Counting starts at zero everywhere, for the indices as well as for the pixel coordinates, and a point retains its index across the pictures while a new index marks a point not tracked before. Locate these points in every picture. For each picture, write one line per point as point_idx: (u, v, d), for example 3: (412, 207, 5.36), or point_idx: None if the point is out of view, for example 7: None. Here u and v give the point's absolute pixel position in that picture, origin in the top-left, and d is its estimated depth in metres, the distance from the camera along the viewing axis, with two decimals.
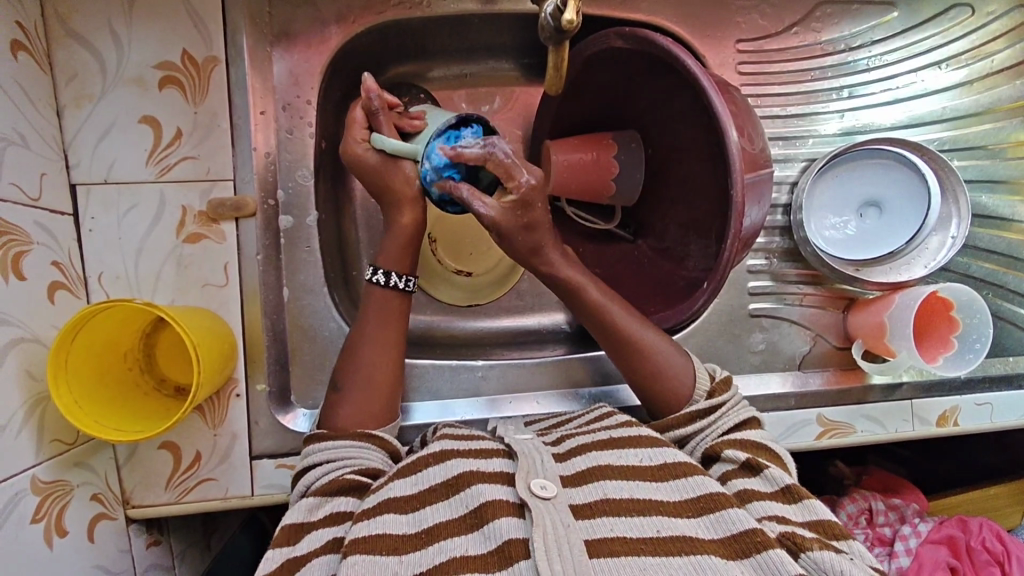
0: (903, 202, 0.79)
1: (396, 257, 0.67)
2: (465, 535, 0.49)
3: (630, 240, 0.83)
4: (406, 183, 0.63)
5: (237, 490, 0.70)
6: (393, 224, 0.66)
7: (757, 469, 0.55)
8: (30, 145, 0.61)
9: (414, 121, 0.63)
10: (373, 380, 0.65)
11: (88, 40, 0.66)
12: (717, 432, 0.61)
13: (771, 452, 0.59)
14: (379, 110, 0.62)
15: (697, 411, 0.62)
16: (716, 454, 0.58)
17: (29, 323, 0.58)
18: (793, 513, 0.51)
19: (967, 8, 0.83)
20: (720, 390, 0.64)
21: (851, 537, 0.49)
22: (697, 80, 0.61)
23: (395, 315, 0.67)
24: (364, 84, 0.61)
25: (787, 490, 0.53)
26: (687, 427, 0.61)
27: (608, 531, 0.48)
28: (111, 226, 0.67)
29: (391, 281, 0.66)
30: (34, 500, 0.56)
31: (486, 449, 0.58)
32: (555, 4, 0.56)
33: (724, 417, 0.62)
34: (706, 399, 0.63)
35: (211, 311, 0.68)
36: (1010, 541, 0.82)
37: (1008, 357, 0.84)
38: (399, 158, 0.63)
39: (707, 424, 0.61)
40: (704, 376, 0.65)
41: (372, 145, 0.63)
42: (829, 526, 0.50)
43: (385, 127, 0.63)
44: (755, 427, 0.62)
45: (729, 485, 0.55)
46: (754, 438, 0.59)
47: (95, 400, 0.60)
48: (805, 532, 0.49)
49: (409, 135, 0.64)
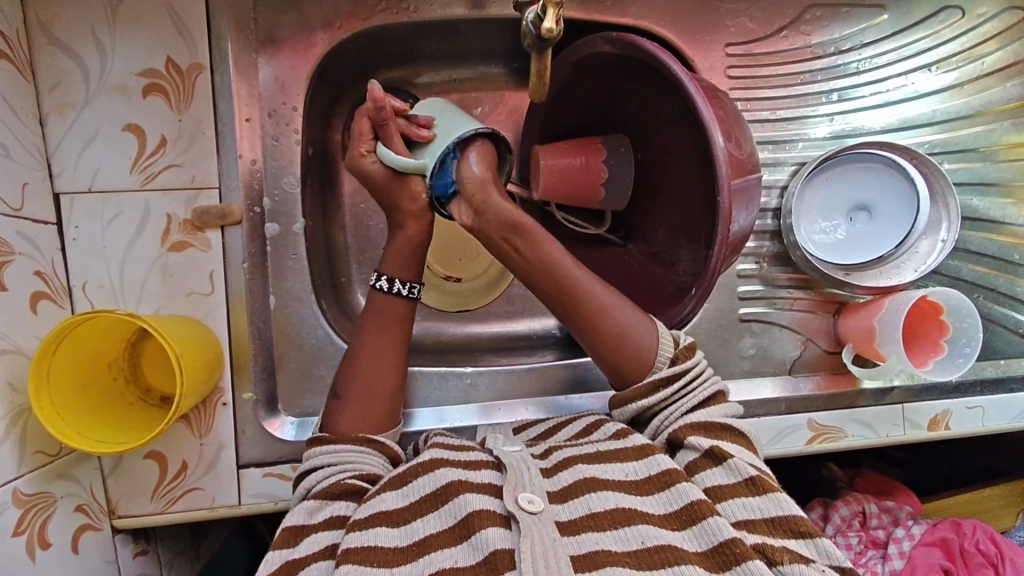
0: (892, 205, 0.78)
1: (398, 263, 0.66)
2: (453, 547, 0.49)
3: (620, 244, 0.83)
4: (412, 200, 0.64)
5: (223, 500, 0.69)
6: (398, 234, 0.66)
7: (720, 459, 0.54)
8: (12, 155, 0.60)
9: (422, 130, 0.63)
10: (364, 392, 0.64)
11: (71, 47, 0.66)
12: (680, 409, 0.60)
13: (736, 433, 0.58)
14: (387, 119, 0.61)
15: (658, 380, 0.61)
16: (679, 440, 0.58)
17: (10, 334, 0.57)
18: (757, 509, 0.51)
19: (958, 10, 0.83)
20: (684, 356, 0.62)
21: (818, 533, 0.49)
22: (682, 84, 0.60)
23: (397, 321, 0.66)
24: (370, 92, 0.60)
25: (751, 481, 0.52)
26: (650, 399, 0.61)
27: (594, 545, 0.48)
28: (95, 234, 0.67)
29: (393, 288, 0.66)
30: (15, 512, 0.55)
31: (474, 461, 0.58)
32: (537, 12, 0.56)
33: (688, 386, 0.61)
34: (670, 365, 0.62)
35: (196, 320, 0.68)
36: (1004, 544, 0.82)
37: (1000, 360, 0.83)
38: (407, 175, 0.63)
39: (670, 395, 0.61)
40: (668, 340, 0.63)
41: (378, 158, 0.63)
42: (796, 524, 0.50)
43: (392, 139, 0.63)
44: (719, 404, 0.61)
45: (697, 480, 0.54)
46: (718, 420, 0.59)
47: (77, 411, 0.59)
48: (770, 540, 0.49)
49: (416, 145, 0.64)
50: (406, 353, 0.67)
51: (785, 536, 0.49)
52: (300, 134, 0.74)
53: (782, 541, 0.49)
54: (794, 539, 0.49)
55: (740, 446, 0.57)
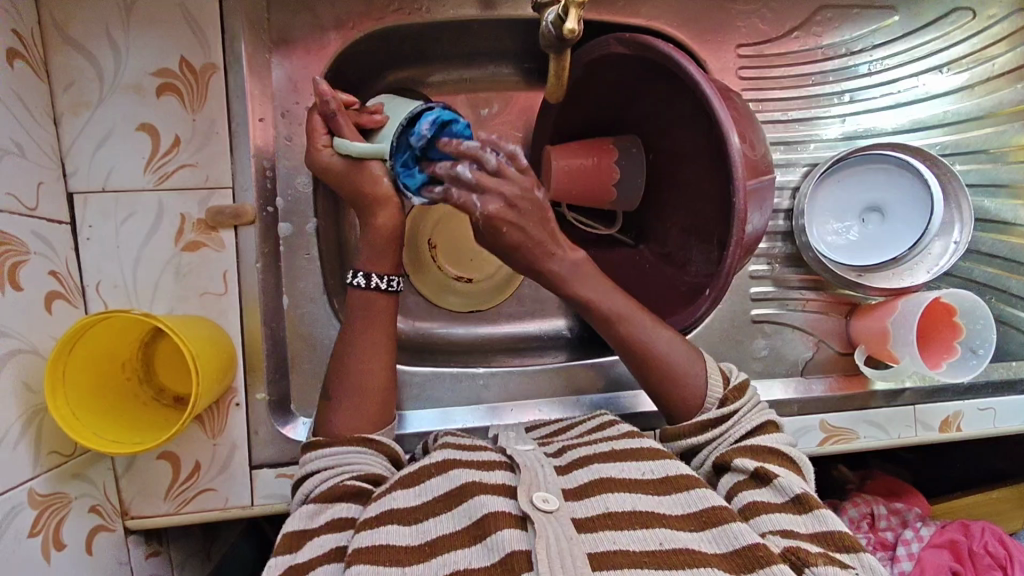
0: (904, 206, 0.78)
1: (377, 257, 0.66)
2: (465, 549, 0.49)
3: (631, 245, 0.83)
4: (374, 182, 0.63)
5: (236, 500, 0.69)
6: (369, 225, 0.66)
7: (767, 478, 0.54)
8: (26, 153, 0.60)
9: (374, 116, 0.62)
10: (364, 390, 0.64)
11: (85, 46, 0.65)
12: (729, 441, 0.59)
13: (784, 456, 0.58)
14: (336, 112, 0.61)
15: (709, 420, 0.61)
16: (727, 463, 0.57)
17: (24, 334, 0.57)
18: (803, 524, 0.51)
19: (969, 11, 0.83)
20: (734, 397, 0.62)
21: (863, 549, 0.49)
22: (699, 86, 0.60)
23: (384, 319, 0.66)
24: (318, 88, 0.61)
25: (798, 499, 0.52)
26: (699, 437, 0.60)
27: (611, 544, 0.48)
28: (108, 234, 0.66)
29: (370, 282, 0.65)
30: (31, 513, 0.55)
31: (484, 461, 0.58)
32: (557, 12, 0.56)
33: (737, 425, 0.60)
34: (719, 406, 0.62)
35: (209, 320, 0.68)
36: (1013, 545, 0.82)
37: (1010, 362, 0.83)
38: (366, 159, 0.62)
39: (720, 432, 0.60)
40: (717, 379, 0.63)
41: (336, 151, 0.63)
42: (840, 539, 0.49)
43: (345, 128, 0.62)
44: (769, 433, 0.60)
45: (739, 496, 0.54)
46: (768, 444, 0.58)
47: (92, 411, 0.59)
48: (812, 547, 0.49)
49: (371, 132, 0.63)
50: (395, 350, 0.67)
51: (830, 549, 0.49)
52: None
53: (825, 551, 0.49)
54: (840, 553, 0.49)
55: (786, 469, 0.57)
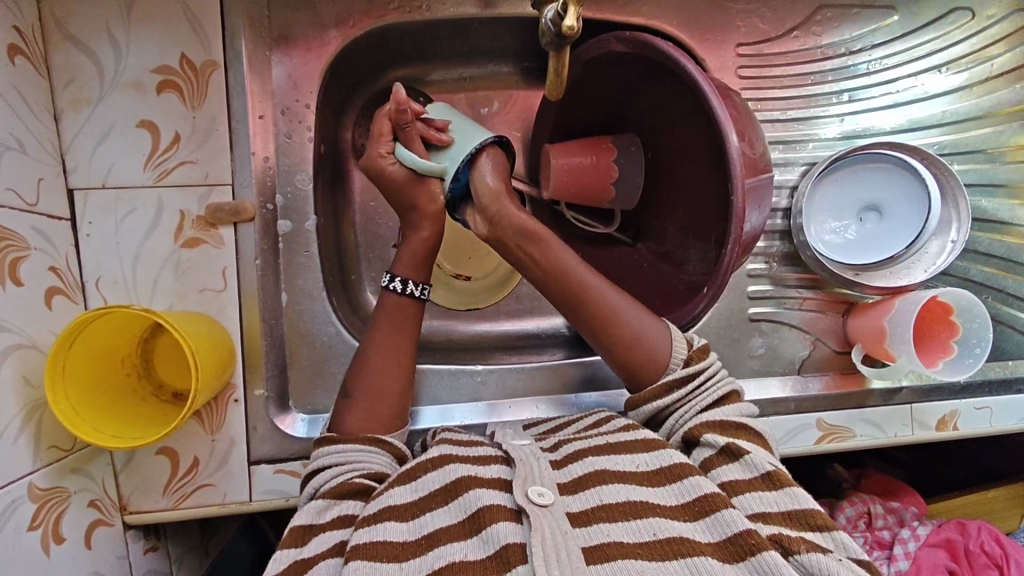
0: (902, 205, 0.78)
1: (411, 265, 0.67)
2: (463, 541, 0.49)
3: (629, 243, 0.83)
4: (430, 200, 0.65)
5: (234, 496, 0.69)
6: (412, 236, 0.67)
7: (738, 455, 0.54)
8: (27, 150, 0.60)
9: (440, 134, 0.64)
10: (380, 391, 0.64)
11: (86, 43, 0.66)
12: (694, 407, 0.61)
13: (752, 432, 0.58)
14: (408, 123, 0.62)
15: (673, 380, 0.62)
16: (695, 438, 0.58)
17: (24, 329, 0.57)
18: (774, 503, 0.51)
19: (968, 11, 0.83)
20: (698, 357, 0.63)
21: (835, 527, 0.49)
22: (698, 85, 0.60)
23: (410, 321, 0.67)
24: (394, 94, 0.60)
25: (767, 476, 0.52)
26: (665, 399, 0.61)
27: (605, 537, 0.48)
28: (108, 230, 0.67)
29: (407, 289, 0.66)
30: (31, 507, 0.56)
31: (484, 455, 0.58)
32: (557, 10, 0.56)
33: (704, 388, 0.61)
34: (684, 366, 0.63)
35: (209, 316, 0.68)
36: (1008, 545, 0.82)
37: (1007, 361, 0.84)
38: (428, 179, 0.64)
39: (684, 395, 0.61)
40: (682, 343, 0.64)
41: (395, 159, 0.64)
42: (811, 517, 0.49)
43: (411, 140, 0.63)
44: (732, 403, 0.61)
45: (713, 475, 0.55)
46: (735, 421, 0.59)
47: (92, 406, 0.60)
48: (787, 530, 0.48)
49: (434, 147, 0.64)
50: (415, 352, 0.67)
51: (803, 530, 0.49)
52: (313, 131, 0.74)
53: (800, 532, 0.48)
54: (812, 533, 0.49)
55: (756, 445, 0.57)
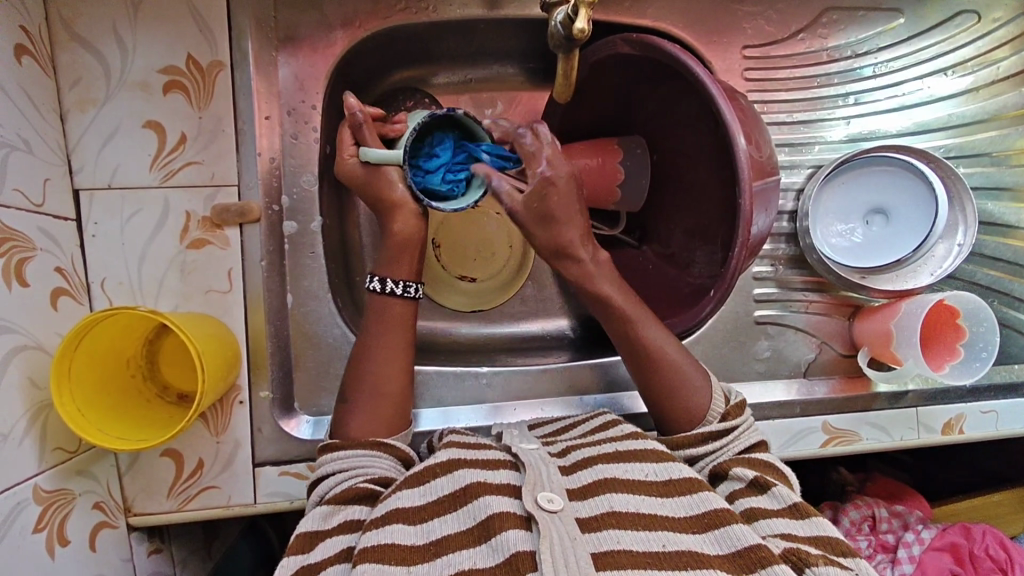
0: (910, 209, 0.78)
1: (395, 263, 0.66)
2: (472, 548, 0.49)
3: (634, 245, 0.84)
4: (391, 187, 0.65)
5: (239, 498, 0.69)
6: (387, 230, 0.66)
7: (765, 487, 0.54)
8: (34, 149, 0.60)
9: (396, 127, 0.66)
10: (382, 393, 0.64)
11: (92, 43, 0.65)
12: (729, 452, 0.60)
13: (779, 472, 0.58)
14: (363, 125, 0.63)
15: (710, 432, 0.61)
16: (724, 471, 0.58)
17: (30, 330, 0.57)
18: (799, 528, 0.51)
19: (974, 14, 0.83)
20: (734, 413, 0.63)
21: (857, 553, 0.49)
22: (705, 87, 0.60)
23: (398, 323, 0.66)
24: (347, 101, 0.63)
25: (794, 507, 0.52)
26: (700, 448, 0.60)
27: (615, 544, 0.48)
28: (114, 231, 0.66)
29: (386, 288, 0.66)
30: (36, 509, 0.55)
31: (492, 459, 0.58)
32: (566, 12, 0.56)
33: (736, 440, 0.61)
34: (720, 420, 0.62)
35: (214, 318, 0.68)
36: (1013, 549, 0.82)
37: (1014, 365, 0.83)
38: (383, 166, 0.64)
39: (718, 446, 0.60)
40: (720, 397, 0.64)
41: (359, 159, 0.64)
42: (835, 543, 0.49)
43: (370, 139, 0.64)
44: (763, 451, 0.61)
45: (736, 503, 0.55)
46: (763, 458, 0.59)
47: (97, 407, 0.59)
48: (810, 549, 0.48)
49: (393, 142, 0.66)
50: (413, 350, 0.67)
51: (828, 552, 0.49)
52: (319, 132, 0.74)
53: (823, 552, 0.48)
54: (837, 556, 0.48)
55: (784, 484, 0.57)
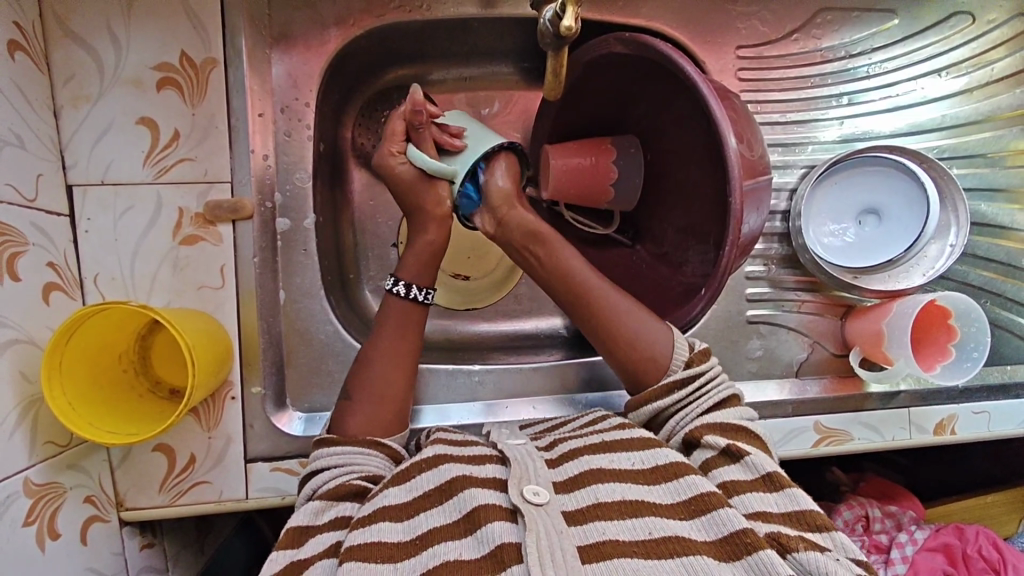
0: (901, 210, 0.79)
1: (416, 270, 0.67)
2: (458, 540, 0.49)
3: (628, 244, 0.83)
4: (437, 203, 0.66)
5: (231, 493, 0.69)
6: (416, 238, 0.67)
7: (737, 456, 0.54)
8: (26, 145, 0.60)
9: (454, 140, 0.65)
10: (382, 396, 0.64)
11: (86, 40, 0.66)
12: (695, 410, 0.61)
13: (751, 433, 0.58)
14: (422, 124, 0.64)
15: (675, 382, 0.62)
16: (696, 439, 0.58)
17: (22, 324, 0.57)
18: (773, 503, 0.51)
19: (968, 15, 0.83)
20: (699, 360, 0.64)
21: (833, 527, 0.49)
22: (695, 85, 0.60)
23: (409, 327, 0.66)
24: (411, 95, 0.62)
25: (767, 477, 0.52)
26: (666, 400, 0.62)
27: (600, 535, 0.48)
28: (106, 226, 0.67)
29: (410, 293, 0.66)
30: (26, 502, 0.56)
31: (479, 455, 0.58)
32: (555, 10, 0.56)
33: (702, 397, 0.61)
34: (685, 368, 0.63)
35: (206, 313, 0.68)
36: (1006, 550, 0.82)
37: (1006, 366, 0.84)
38: (434, 178, 0.65)
39: (686, 398, 0.61)
40: (683, 345, 0.65)
41: (407, 159, 0.65)
42: (810, 516, 0.50)
43: (425, 142, 0.65)
44: (732, 407, 0.62)
45: (711, 474, 0.55)
46: (734, 423, 0.59)
47: (90, 401, 0.60)
48: (786, 529, 0.49)
49: (445, 152, 0.66)
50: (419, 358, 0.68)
51: (801, 528, 0.49)
52: (312, 130, 0.74)
53: (798, 531, 0.49)
54: (811, 532, 0.49)
55: (755, 447, 0.57)
